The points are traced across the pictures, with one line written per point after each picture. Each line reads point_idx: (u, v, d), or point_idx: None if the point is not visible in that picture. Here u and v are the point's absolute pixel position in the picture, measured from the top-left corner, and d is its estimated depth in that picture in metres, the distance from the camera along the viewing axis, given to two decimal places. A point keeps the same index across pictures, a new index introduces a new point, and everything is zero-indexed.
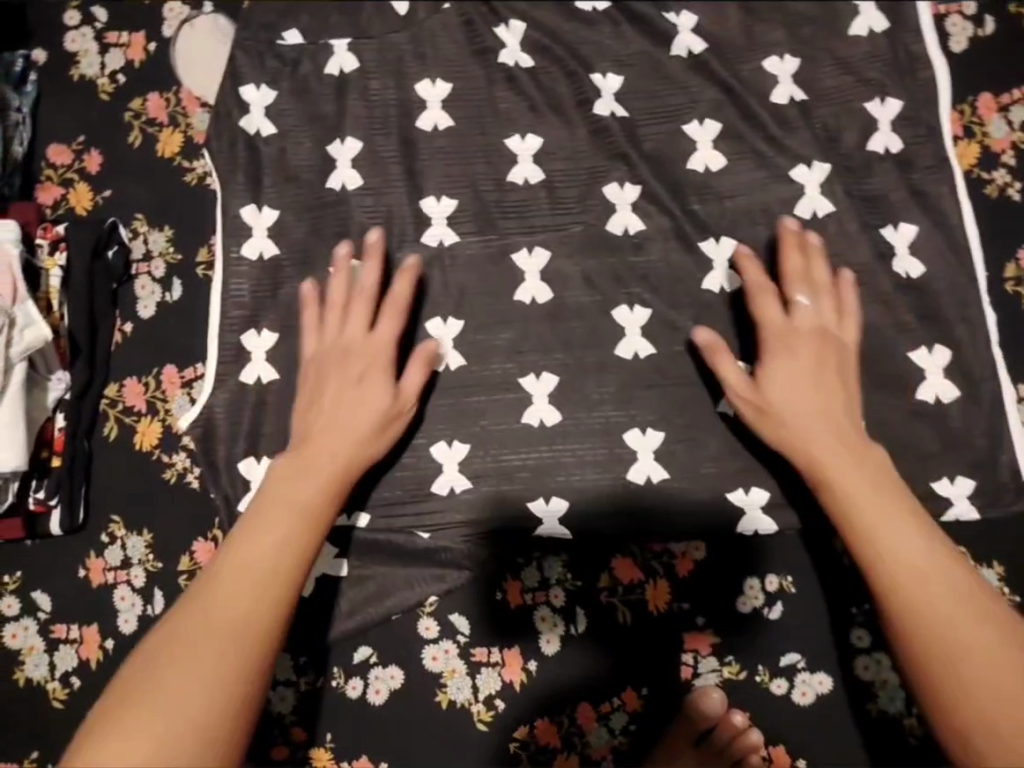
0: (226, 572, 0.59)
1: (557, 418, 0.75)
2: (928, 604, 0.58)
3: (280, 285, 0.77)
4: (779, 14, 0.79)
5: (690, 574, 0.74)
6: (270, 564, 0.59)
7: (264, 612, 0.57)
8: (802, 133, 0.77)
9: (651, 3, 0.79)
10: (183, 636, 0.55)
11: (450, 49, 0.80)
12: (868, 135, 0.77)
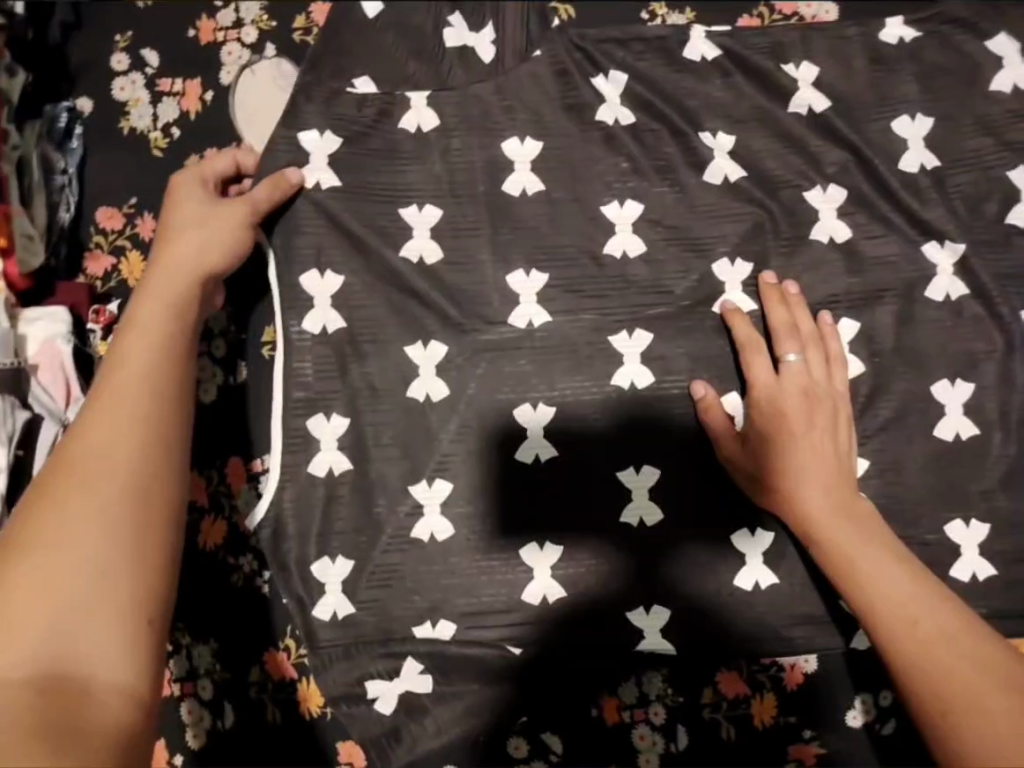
0: (100, 409, 0.52)
1: (659, 517, 0.69)
2: (911, 649, 0.58)
3: (353, 366, 0.71)
4: (909, 67, 0.72)
5: (798, 688, 0.69)
6: (154, 375, 0.55)
7: (168, 406, 0.54)
8: (933, 202, 0.70)
9: (767, 54, 0.72)
10: (92, 435, 0.51)
11: (542, 102, 0.73)
12: (1009, 207, 0.70)
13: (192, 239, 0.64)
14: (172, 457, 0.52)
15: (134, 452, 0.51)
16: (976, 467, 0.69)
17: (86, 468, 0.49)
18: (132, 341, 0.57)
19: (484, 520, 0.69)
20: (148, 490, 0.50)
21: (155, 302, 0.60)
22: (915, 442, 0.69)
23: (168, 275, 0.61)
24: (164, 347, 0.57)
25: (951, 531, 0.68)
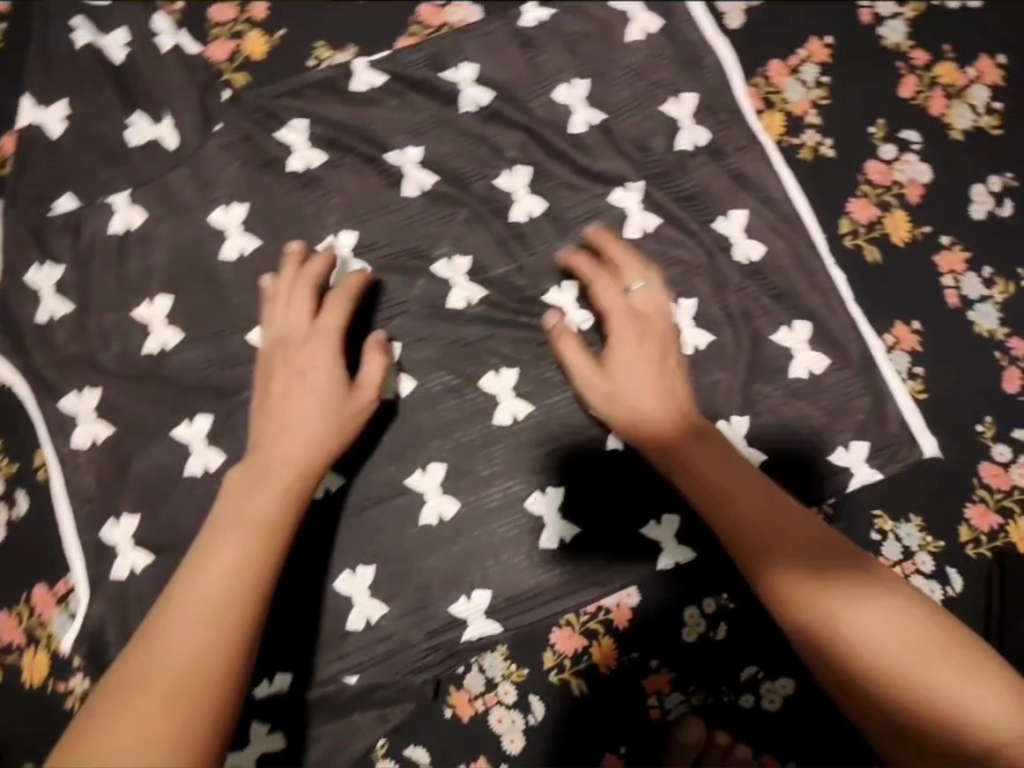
0: (199, 553, 0.56)
1: (455, 507, 0.72)
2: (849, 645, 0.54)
3: (130, 461, 0.73)
4: (557, 39, 0.77)
5: (629, 624, 0.71)
6: (282, 484, 0.60)
7: (272, 507, 0.59)
8: (606, 153, 0.76)
9: (426, 64, 0.77)
10: (192, 571, 0.55)
11: (236, 169, 0.76)
12: (674, 136, 0.76)
13: (311, 364, 0.65)
14: (251, 631, 0.53)
15: (239, 572, 0.55)
16: (720, 370, 0.73)
17: (211, 590, 0.54)
18: (264, 466, 0.61)
19: (292, 565, 0.71)
20: (239, 640, 0.52)
21: (276, 429, 0.63)
22: None
23: (294, 408, 0.64)
24: (299, 445, 0.62)
25: (717, 432, 0.71)
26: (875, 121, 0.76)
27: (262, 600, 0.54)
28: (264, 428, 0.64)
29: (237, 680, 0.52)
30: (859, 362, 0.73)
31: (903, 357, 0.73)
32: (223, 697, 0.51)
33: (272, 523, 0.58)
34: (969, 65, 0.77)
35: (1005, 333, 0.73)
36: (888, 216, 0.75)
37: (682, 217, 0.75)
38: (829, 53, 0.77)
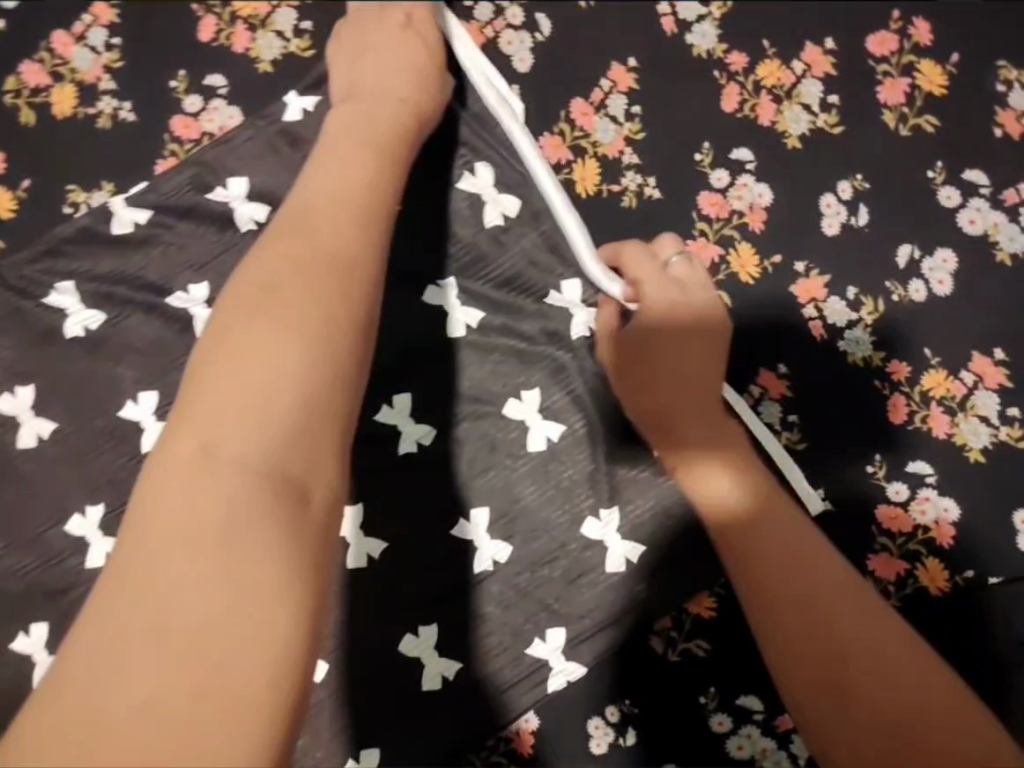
0: (201, 382, 0.41)
1: (326, 666, 0.65)
2: (801, 557, 0.55)
3: None
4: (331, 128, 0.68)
5: (534, 750, 0.66)
6: (324, 290, 0.46)
7: (288, 395, 0.41)
8: (412, 246, 0.68)
9: (192, 186, 0.68)
10: (214, 377, 0.41)
11: (10, 346, 0.67)
12: (480, 212, 0.68)
13: (346, 185, 0.53)
14: (280, 515, 0.39)
15: (230, 485, 0.38)
16: (573, 462, 0.67)
17: (224, 468, 0.38)
18: (303, 277, 0.46)
19: None
20: (287, 492, 0.39)
21: (308, 234, 0.49)
22: (515, 468, 0.68)
23: (322, 230, 0.49)
24: (313, 298, 0.45)
25: (588, 531, 0.66)
26: (701, 146, 0.67)
27: (353, 411, 0.44)
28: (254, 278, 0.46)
29: (314, 568, 0.39)
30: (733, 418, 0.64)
31: (772, 405, 0.65)
32: (310, 543, 0.39)
33: (289, 408, 0.41)
34: (794, 60, 0.68)
35: (882, 358, 0.65)
36: (732, 252, 0.66)
37: (506, 304, 0.68)
38: (634, 78, 0.69)
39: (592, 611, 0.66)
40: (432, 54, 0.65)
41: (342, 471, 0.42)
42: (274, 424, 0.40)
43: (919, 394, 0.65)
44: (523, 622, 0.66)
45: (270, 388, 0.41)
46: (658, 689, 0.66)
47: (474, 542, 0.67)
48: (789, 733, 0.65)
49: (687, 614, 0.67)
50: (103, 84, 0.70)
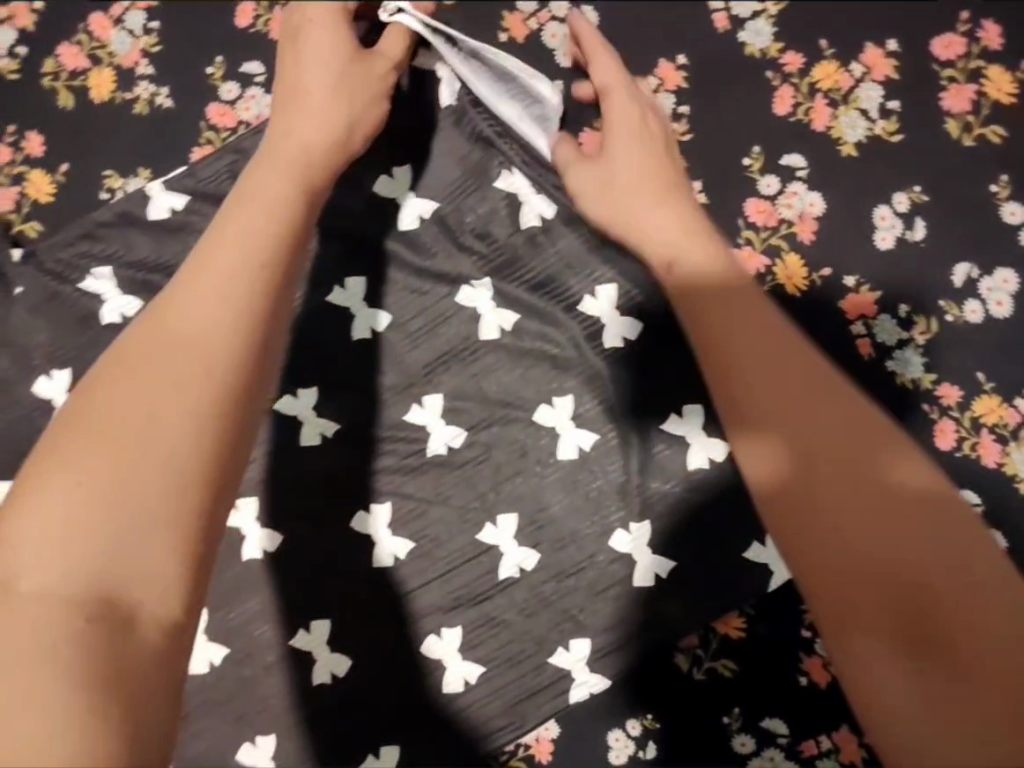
0: (34, 485, 0.39)
1: (348, 663, 0.66)
2: (895, 496, 0.41)
3: None
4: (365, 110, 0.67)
5: (552, 757, 0.67)
6: (183, 381, 0.41)
7: (156, 460, 0.39)
8: (449, 246, 0.67)
9: (227, 174, 0.66)
10: (49, 479, 0.38)
11: (49, 332, 0.68)
12: (517, 212, 0.67)
13: (240, 237, 0.47)
14: (106, 610, 0.36)
15: (72, 567, 0.37)
16: (605, 471, 0.66)
17: (33, 580, 0.36)
18: (157, 361, 0.41)
19: (185, 749, 0.65)
20: (99, 620, 0.36)
21: (178, 305, 0.43)
22: (544, 475, 0.66)
23: (190, 306, 0.43)
24: (177, 389, 0.40)
25: (616, 543, 0.65)
26: (750, 150, 0.65)
27: (208, 513, 0.39)
28: (168, 317, 0.43)
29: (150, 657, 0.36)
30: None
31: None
32: (119, 679, 0.35)
33: (149, 474, 0.38)
34: (853, 62, 0.64)
35: (932, 381, 0.63)
36: (778, 264, 0.64)
37: (542, 311, 0.67)
38: (683, 76, 0.66)
39: (618, 623, 0.65)
40: (371, 73, 0.58)
41: (181, 590, 0.38)
42: (121, 504, 0.38)
43: (969, 421, 0.63)
44: (546, 630, 0.66)
45: (133, 451, 0.39)
46: (680, 703, 0.66)
47: (500, 548, 0.66)
48: (815, 759, 0.64)
49: (716, 633, 0.66)
50: (140, 69, 0.69)
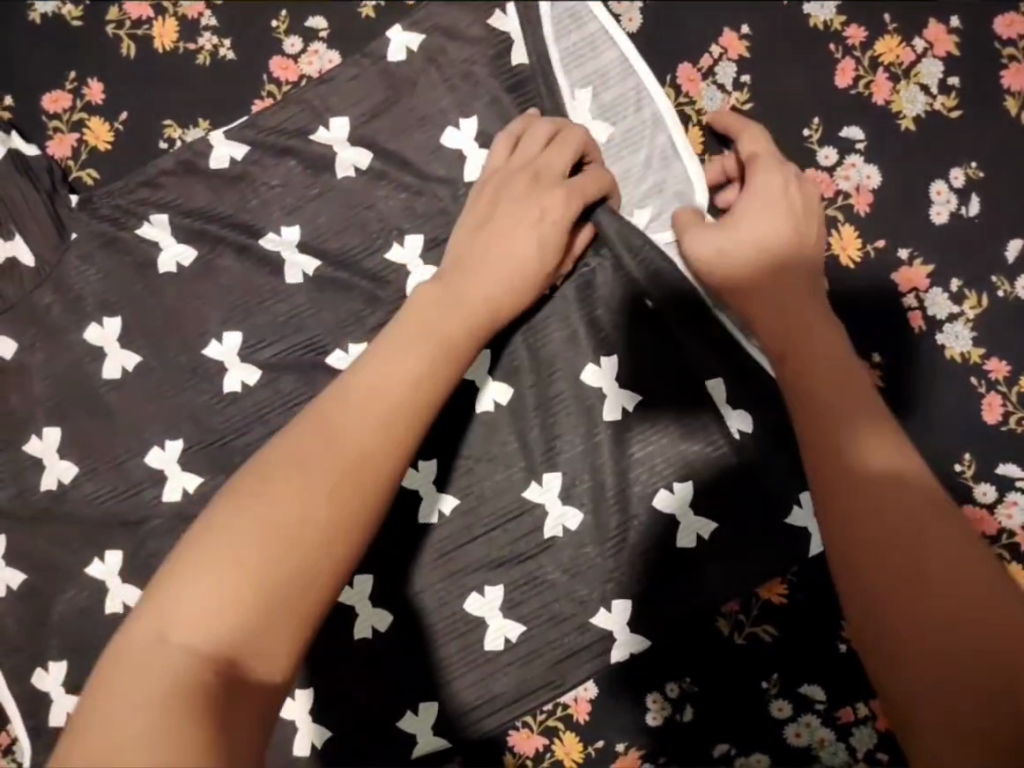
0: (256, 480, 0.45)
1: (389, 619, 0.67)
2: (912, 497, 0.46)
3: (49, 609, 0.68)
4: (421, 56, 0.68)
5: (589, 717, 0.67)
6: (341, 486, 0.45)
7: (372, 470, 0.46)
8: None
9: (292, 130, 0.68)
10: (267, 478, 0.45)
11: (104, 278, 0.68)
12: None
13: (404, 370, 0.51)
14: (278, 597, 0.41)
15: (256, 561, 0.41)
16: (653, 435, 0.66)
17: (225, 556, 0.41)
18: (320, 460, 0.45)
19: None
20: (223, 679, 0.39)
21: (349, 412, 0.48)
22: (591, 437, 0.66)
23: (362, 415, 0.48)
24: (372, 423, 0.48)
25: (660, 504, 0.65)
26: (810, 122, 0.66)
27: (316, 615, 0.42)
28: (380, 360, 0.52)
29: (286, 653, 0.41)
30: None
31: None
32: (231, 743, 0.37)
33: (354, 476, 0.45)
34: (915, 37, 0.66)
35: (981, 355, 0.64)
36: (832, 234, 0.65)
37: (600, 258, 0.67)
38: (745, 46, 0.67)
39: (660, 586, 0.65)
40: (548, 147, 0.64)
41: (290, 667, 0.41)
42: (307, 499, 0.44)
43: (1016, 395, 0.63)
44: (589, 591, 0.66)
45: (336, 456, 0.46)
46: (718, 667, 0.67)
47: (543, 508, 0.66)
48: (851, 726, 0.65)
49: (755, 598, 0.67)
50: (204, 20, 0.71)
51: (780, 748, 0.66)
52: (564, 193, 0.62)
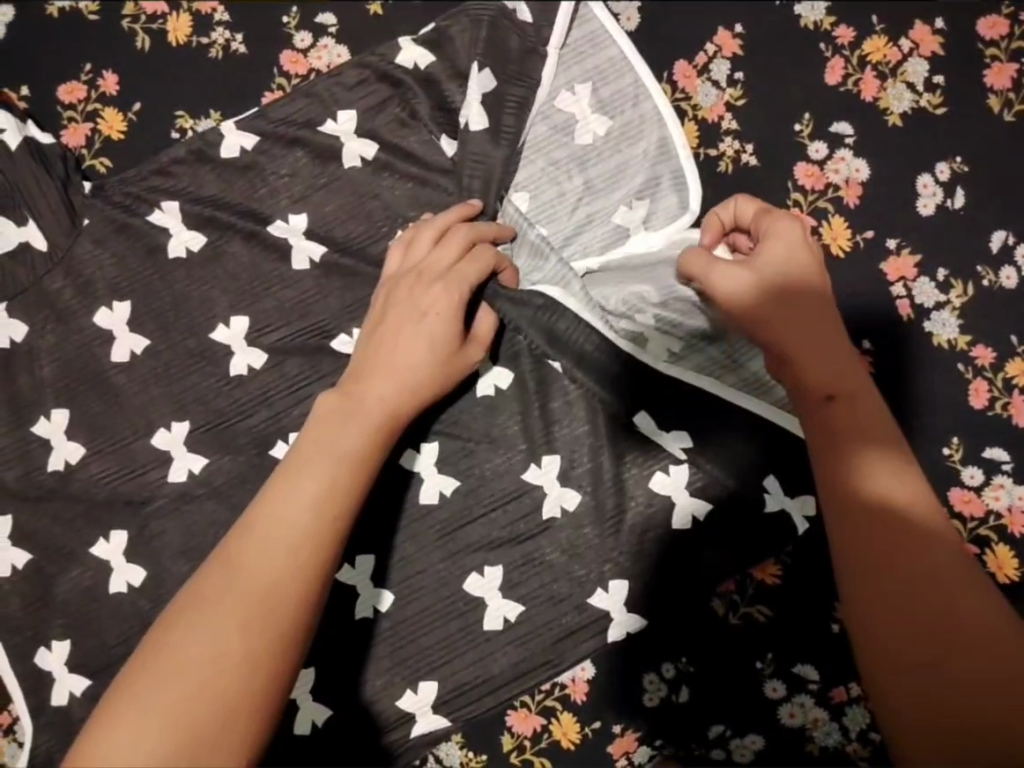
0: (172, 621, 0.47)
1: (390, 599, 0.68)
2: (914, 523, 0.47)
3: (51, 589, 0.68)
4: (428, 49, 0.70)
5: (587, 698, 0.68)
6: (257, 612, 0.46)
7: (286, 594, 0.47)
8: (528, 173, 0.69)
9: (301, 121, 0.70)
10: (189, 617, 0.46)
11: (115, 263, 0.70)
12: (572, 131, 0.69)
13: (309, 489, 0.50)
14: (216, 722, 0.44)
15: (183, 695, 0.44)
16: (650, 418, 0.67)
17: (147, 699, 0.44)
18: (237, 586, 0.47)
19: None
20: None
21: (260, 535, 0.49)
22: (589, 421, 0.68)
23: (273, 535, 0.49)
24: (279, 544, 0.48)
25: (656, 485, 0.67)
26: (801, 117, 0.68)
27: (263, 713, 0.45)
28: (302, 455, 0.53)
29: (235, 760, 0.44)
30: (789, 408, 0.66)
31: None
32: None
33: (278, 592, 0.47)
34: (901, 37, 0.68)
35: (967, 342, 0.66)
36: (823, 225, 0.67)
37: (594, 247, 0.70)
38: (739, 45, 0.70)
39: (657, 566, 0.67)
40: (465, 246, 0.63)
41: None
42: (231, 628, 0.46)
43: (1001, 381, 0.65)
44: (587, 571, 0.67)
45: (254, 583, 0.47)
46: (714, 648, 0.68)
47: (542, 489, 0.68)
48: (844, 706, 0.66)
49: (748, 581, 0.68)
50: (217, 16, 0.73)
51: (775, 729, 0.67)
52: (446, 285, 0.60)
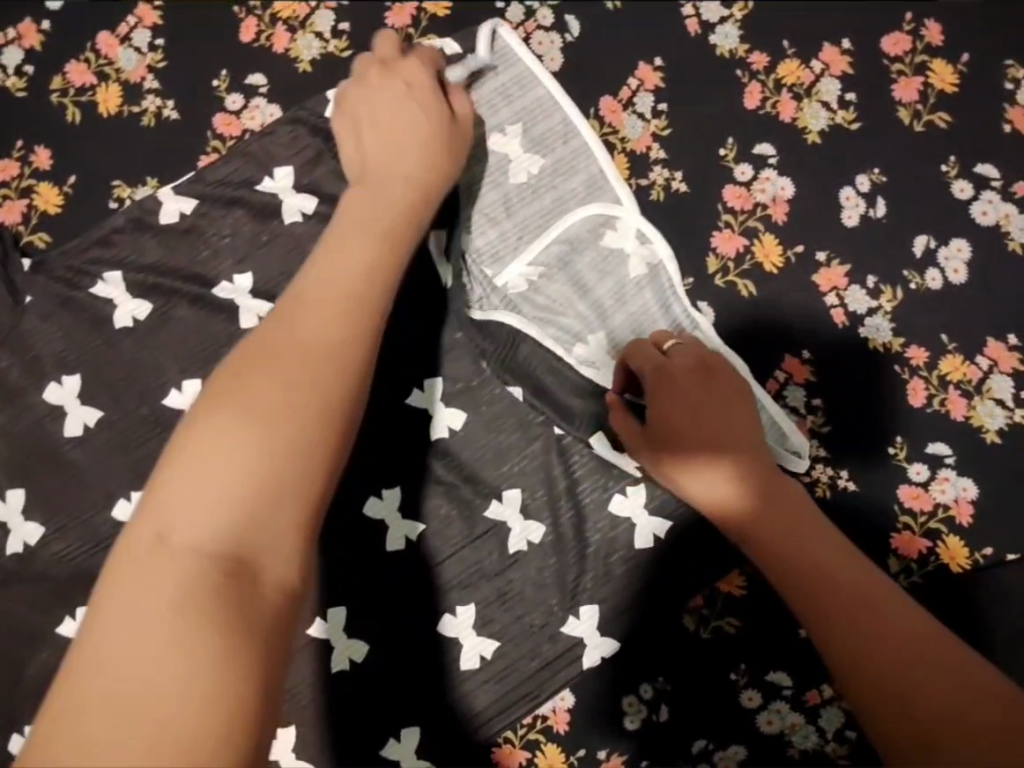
0: (240, 357, 0.44)
1: (366, 648, 0.67)
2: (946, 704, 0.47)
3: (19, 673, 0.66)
4: None
5: (569, 727, 0.68)
6: (315, 350, 0.44)
7: (346, 311, 0.46)
8: (470, 218, 0.71)
9: (239, 182, 0.71)
10: (252, 350, 0.44)
11: (62, 338, 0.70)
12: (506, 172, 0.71)
13: (357, 246, 0.52)
14: (314, 414, 0.41)
15: (277, 396, 0.41)
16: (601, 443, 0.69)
17: (227, 423, 0.40)
18: (292, 342, 0.44)
19: None
20: (237, 568, 0.36)
21: (315, 277, 0.48)
22: (545, 454, 0.69)
23: (327, 278, 0.48)
24: (338, 282, 0.48)
25: (615, 509, 0.68)
26: (725, 142, 0.71)
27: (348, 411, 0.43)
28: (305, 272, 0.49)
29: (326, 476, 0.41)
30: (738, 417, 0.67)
31: (809, 442, 0.67)
32: (259, 632, 0.35)
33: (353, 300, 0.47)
34: (813, 59, 0.72)
35: (902, 343, 0.68)
36: (755, 243, 0.70)
37: (548, 277, 0.70)
38: (660, 76, 0.73)
39: (625, 588, 0.68)
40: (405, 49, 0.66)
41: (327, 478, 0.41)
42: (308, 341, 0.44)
43: (937, 379, 0.68)
44: (558, 601, 0.68)
45: (315, 311, 0.46)
46: (689, 663, 0.69)
47: (507, 524, 0.69)
48: (818, 707, 0.67)
49: (714, 594, 0.70)
50: (147, 84, 0.74)
51: (754, 739, 0.68)
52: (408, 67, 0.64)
